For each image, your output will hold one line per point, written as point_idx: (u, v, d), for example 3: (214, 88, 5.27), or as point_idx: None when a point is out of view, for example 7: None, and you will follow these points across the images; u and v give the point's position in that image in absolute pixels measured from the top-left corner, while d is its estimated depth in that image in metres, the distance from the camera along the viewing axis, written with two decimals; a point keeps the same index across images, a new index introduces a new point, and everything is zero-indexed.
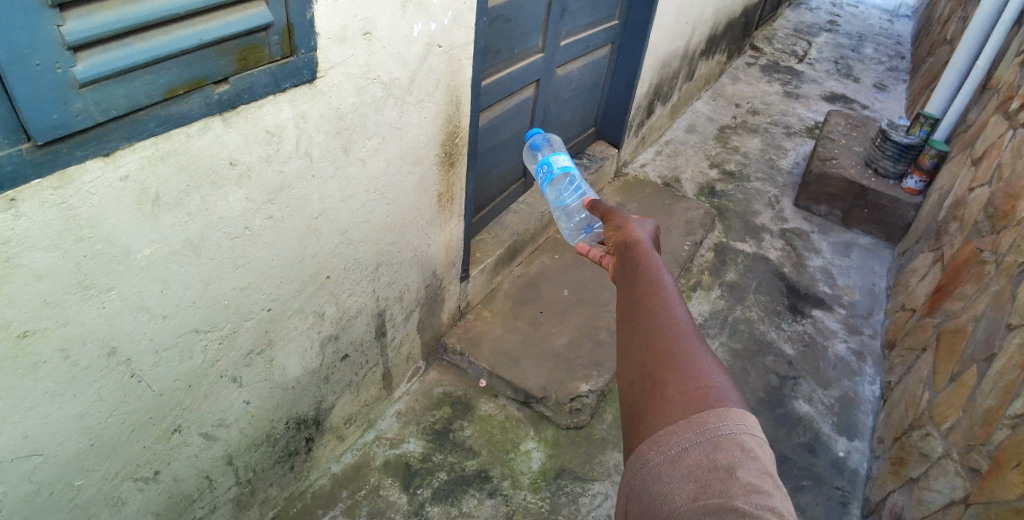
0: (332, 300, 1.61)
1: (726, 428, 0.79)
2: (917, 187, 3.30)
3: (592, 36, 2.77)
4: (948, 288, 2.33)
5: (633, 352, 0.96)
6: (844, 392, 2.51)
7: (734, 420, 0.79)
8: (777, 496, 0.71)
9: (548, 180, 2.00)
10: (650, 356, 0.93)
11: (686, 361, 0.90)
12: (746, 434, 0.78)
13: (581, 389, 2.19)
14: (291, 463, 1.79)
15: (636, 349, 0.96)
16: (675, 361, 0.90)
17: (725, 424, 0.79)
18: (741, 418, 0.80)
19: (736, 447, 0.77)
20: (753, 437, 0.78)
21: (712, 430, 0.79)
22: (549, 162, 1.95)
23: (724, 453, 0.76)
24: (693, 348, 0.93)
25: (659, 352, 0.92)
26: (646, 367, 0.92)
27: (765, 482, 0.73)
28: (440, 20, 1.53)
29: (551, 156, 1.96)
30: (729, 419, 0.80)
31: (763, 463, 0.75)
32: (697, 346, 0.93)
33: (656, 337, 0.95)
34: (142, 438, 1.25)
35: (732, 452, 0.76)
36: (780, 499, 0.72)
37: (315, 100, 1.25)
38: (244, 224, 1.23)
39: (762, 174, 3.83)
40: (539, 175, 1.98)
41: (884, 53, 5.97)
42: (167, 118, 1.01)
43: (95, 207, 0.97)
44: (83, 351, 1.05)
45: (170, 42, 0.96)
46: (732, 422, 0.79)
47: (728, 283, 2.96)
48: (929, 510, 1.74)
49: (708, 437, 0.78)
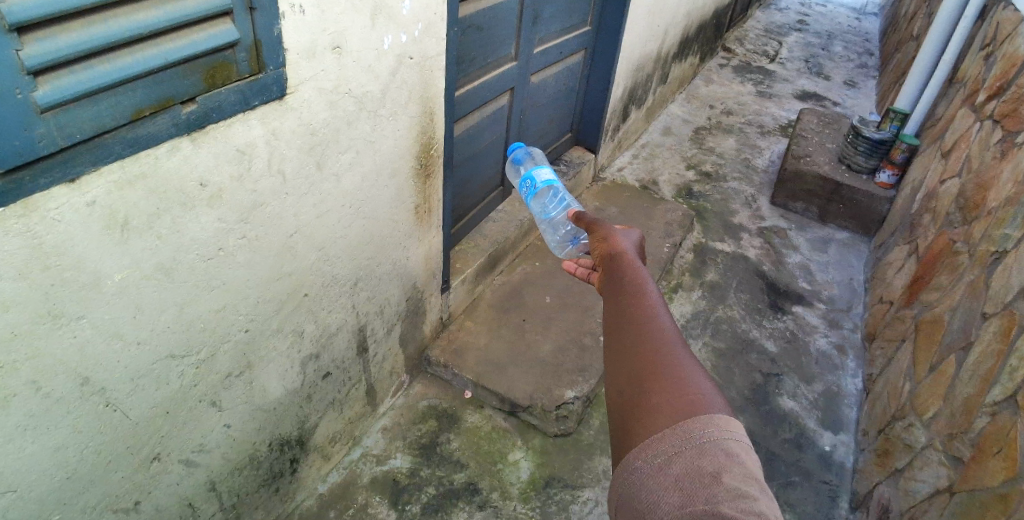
0: (312, 318, 1.59)
1: (711, 435, 0.78)
2: (889, 181, 3.36)
3: (565, 42, 2.78)
4: (924, 279, 2.36)
5: (622, 361, 0.96)
6: (827, 386, 2.54)
7: (719, 426, 0.79)
8: (762, 500, 0.71)
9: (532, 193, 2.00)
10: (639, 365, 0.93)
11: (674, 369, 0.90)
12: (731, 439, 0.78)
13: (566, 396, 2.18)
14: (277, 485, 1.76)
15: (623, 360, 0.96)
16: (662, 369, 0.90)
17: (710, 431, 0.79)
18: (726, 423, 0.80)
19: (722, 453, 0.76)
20: (737, 442, 0.78)
21: (698, 436, 0.78)
22: (531, 176, 1.95)
23: (709, 459, 0.76)
24: (680, 355, 0.93)
25: (648, 361, 0.92)
26: (635, 375, 0.91)
27: (751, 487, 0.73)
28: (411, 32, 1.52)
29: (534, 170, 1.96)
30: (714, 425, 0.80)
31: (748, 468, 0.75)
32: (684, 354, 0.93)
33: (643, 348, 0.95)
34: (121, 468, 1.22)
35: (717, 458, 0.76)
36: (766, 503, 0.71)
37: (286, 116, 1.24)
38: (217, 245, 1.21)
39: (739, 174, 3.87)
40: (524, 188, 1.99)
41: (852, 51, 6.08)
42: (134, 139, 0.99)
43: (63, 234, 0.94)
44: (56, 382, 1.02)
45: (135, 62, 0.95)
46: (717, 428, 0.79)
47: (709, 283, 2.98)
48: (915, 500, 1.76)
49: (694, 444, 0.78)
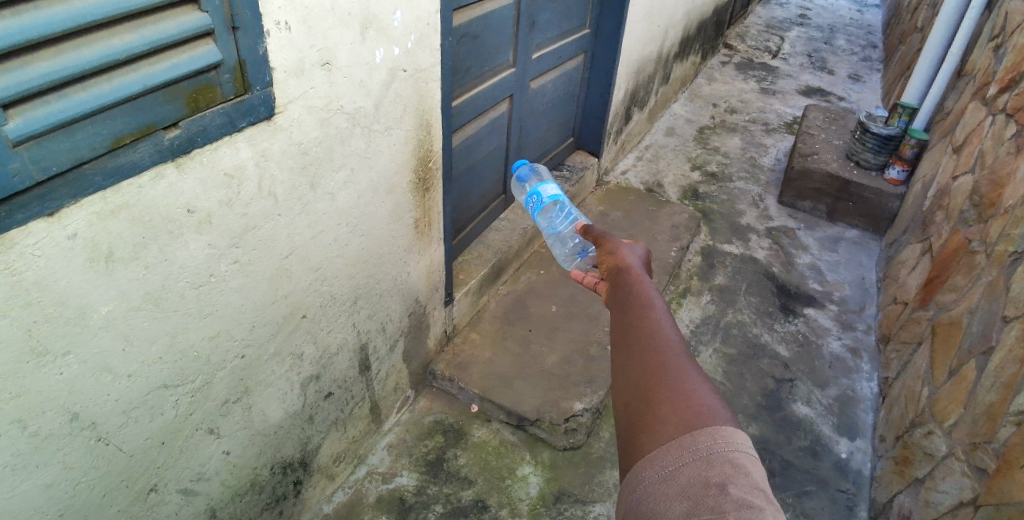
0: (311, 339, 1.55)
1: (718, 446, 0.77)
2: (900, 177, 3.29)
3: (563, 47, 2.73)
4: (938, 280, 2.30)
5: (630, 375, 0.94)
6: (842, 390, 2.48)
7: (725, 437, 0.78)
8: (769, 510, 0.70)
9: (539, 209, 1.95)
10: (646, 380, 0.91)
11: (680, 384, 0.88)
12: (738, 451, 0.77)
13: (575, 408, 2.14)
14: (280, 508, 1.72)
15: (631, 375, 0.94)
16: (670, 385, 0.88)
17: (717, 442, 0.78)
18: (733, 435, 0.79)
19: (728, 465, 0.75)
20: (745, 453, 0.77)
21: (705, 447, 0.77)
22: (537, 191, 1.90)
23: (715, 470, 0.75)
24: (687, 372, 0.91)
25: (653, 377, 0.90)
26: (641, 390, 0.90)
27: (757, 498, 0.71)
28: (403, 44, 1.48)
29: (540, 185, 1.91)
30: (721, 437, 0.78)
31: (754, 479, 0.74)
32: (691, 371, 0.91)
33: (652, 363, 0.93)
34: (116, 502, 1.18)
35: (724, 469, 0.74)
36: (773, 511, 0.70)
37: (276, 136, 1.20)
38: (209, 271, 1.16)
39: (745, 173, 3.82)
40: (530, 204, 1.93)
41: (856, 44, 6.01)
42: (115, 169, 0.94)
43: (44, 269, 0.90)
44: (44, 420, 0.98)
45: (113, 89, 0.91)
46: (725, 440, 0.78)
47: (718, 286, 2.92)
48: (937, 511, 1.70)
49: (701, 455, 0.77)
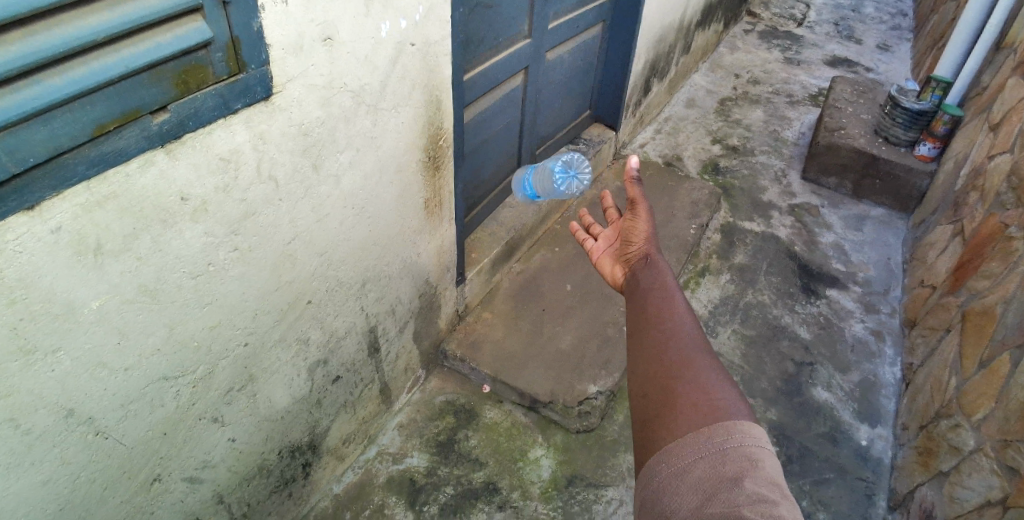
0: (317, 324, 1.50)
1: (734, 441, 0.75)
2: (930, 154, 3.15)
3: (581, 15, 2.61)
4: (971, 265, 2.20)
5: (646, 370, 0.89)
6: (864, 375, 2.41)
7: (742, 432, 0.75)
8: (784, 505, 0.67)
9: None
10: (661, 378, 0.87)
11: (697, 382, 0.84)
12: (755, 446, 0.74)
13: (589, 392, 2.09)
14: (289, 491, 1.71)
15: (645, 371, 0.89)
16: (686, 383, 0.84)
17: (733, 437, 0.75)
18: (750, 430, 0.76)
19: (744, 460, 0.72)
20: (762, 449, 0.74)
21: (721, 441, 0.75)
22: None
23: (730, 465, 0.72)
24: (704, 369, 0.86)
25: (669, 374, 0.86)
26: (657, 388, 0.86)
27: (773, 493, 0.68)
28: (410, 16, 1.39)
29: None
30: (737, 432, 0.76)
31: (771, 474, 0.71)
32: (709, 368, 0.87)
33: (668, 358, 0.88)
34: (119, 493, 1.16)
35: (739, 464, 0.72)
36: (789, 508, 0.67)
37: (274, 117, 1.13)
38: (207, 260, 1.11)
39: (767, 147, 3.69)
40: None
41: (885, 12, 5.76)
42: (99, 157, 0.88)
43: (28, 265, 0.85)
44: (36, 418, 0.95)
45: (91, 73, 0.84)
46: (741, 435, 0.75)
47: (737, 265, 2.84)
48: (963, 508, 1.64)
49: (716, 449, 0.74)
